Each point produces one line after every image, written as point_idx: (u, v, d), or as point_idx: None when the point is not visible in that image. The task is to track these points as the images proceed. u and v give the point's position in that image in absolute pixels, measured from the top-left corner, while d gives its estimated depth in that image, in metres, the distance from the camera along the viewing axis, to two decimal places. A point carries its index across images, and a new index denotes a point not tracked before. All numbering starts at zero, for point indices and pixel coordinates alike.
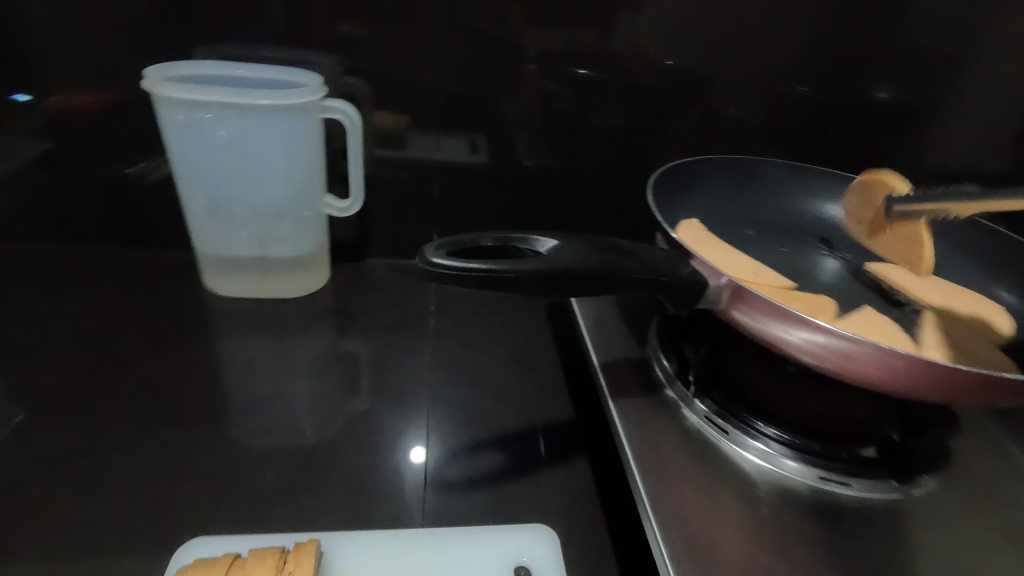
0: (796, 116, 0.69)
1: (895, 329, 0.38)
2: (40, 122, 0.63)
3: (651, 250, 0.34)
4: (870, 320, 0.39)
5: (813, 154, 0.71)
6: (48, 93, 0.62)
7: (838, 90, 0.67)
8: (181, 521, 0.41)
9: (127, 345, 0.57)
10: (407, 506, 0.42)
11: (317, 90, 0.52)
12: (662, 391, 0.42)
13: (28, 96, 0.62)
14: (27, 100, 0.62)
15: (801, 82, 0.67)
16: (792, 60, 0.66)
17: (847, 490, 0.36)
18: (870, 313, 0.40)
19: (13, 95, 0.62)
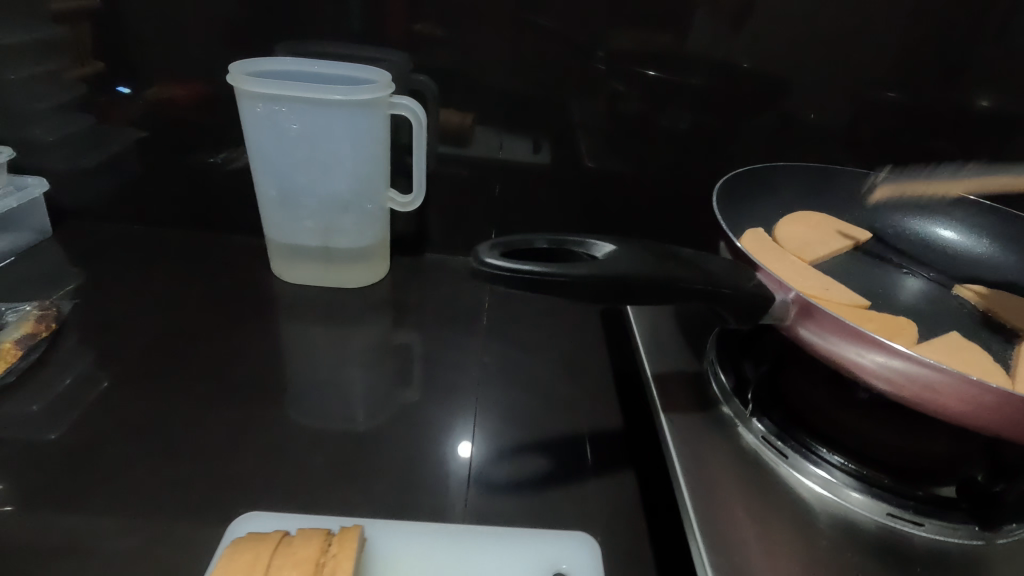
0: (882, 124, 0.65)
1: (984, 360, 0.35)
2: (139, 112, 0.68)
3: (711, 261, 0.33)
4: (955, 348, 0.36)
5: (897, 166, 0.67)
6: (147, 85, 0.67)
7: (928, 97, 0.62)
8: (235, 496, 0.42)
9: (197, 324, 0.60)
10: (449, 503, 0.42)
11: (385, 86, 0.53)
12: (717, 407, 0.40)
13: (129, 88, 0.67)
14: (129, 92, 0.67)
15: (885, 88, 0.63)
16: (882, 63, 0.61)
17: (920, 531, 0.33)
18: (956, 340, 0.36)
19: (115, 87, 0.67)
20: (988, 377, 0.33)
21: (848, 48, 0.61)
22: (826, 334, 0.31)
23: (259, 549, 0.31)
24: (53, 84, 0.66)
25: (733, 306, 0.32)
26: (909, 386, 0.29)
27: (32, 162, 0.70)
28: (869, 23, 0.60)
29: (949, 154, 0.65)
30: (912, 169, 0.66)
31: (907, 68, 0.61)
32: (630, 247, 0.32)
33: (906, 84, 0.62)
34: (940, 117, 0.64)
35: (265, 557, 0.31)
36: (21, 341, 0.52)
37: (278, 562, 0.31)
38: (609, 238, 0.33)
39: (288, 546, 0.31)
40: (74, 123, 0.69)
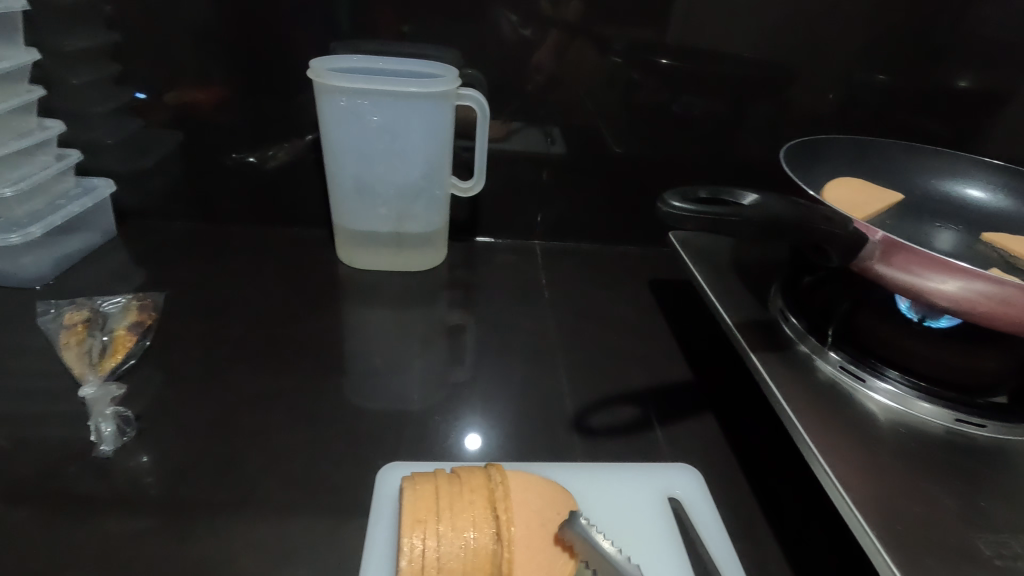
0: (887, 103, 0.72)
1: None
2: (165, 116, 0.70)
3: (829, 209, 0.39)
4: None
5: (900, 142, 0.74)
6: (165, 90, 0.69)
7: (925, 78, 0.70)
8: (366, 456, 0.46)
9: (275, 310, 0.63)
10: (559, 447, 0.46)
11: (456, 79, 0.58)
12: (795, 346, 0.46)
13: (145, 94, 0.69)
14: (144, 98, 0.69)
15: (890, 71, 0.70)
16: (886, 49, 0.69)
17: (983, 431, 0.39)
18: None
19: (135, 94, 0.69)
20: None
21: (857, 35, 0.68)
22: (911, 268, 0.36)
23: (434, 481, 0.35)
24: (113, 88, 0.68)
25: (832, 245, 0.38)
26: (986, 304, 0.35)
27: (89, 165, 0.72)
28: (876, 14, 0.67)
29: (945, 128, 0.73)
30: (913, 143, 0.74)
31: (907, 53, 0.69)
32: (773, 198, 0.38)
33: (907, 66, 0.70)
34: (936, 96, 0.71)
35: (442, 485, 0.35)
36: (135, 327, 0.54)
37: (456, 489, 0.35)
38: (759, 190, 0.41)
39: (459, 476, 0.35)
40: (132, 126, 0.70)
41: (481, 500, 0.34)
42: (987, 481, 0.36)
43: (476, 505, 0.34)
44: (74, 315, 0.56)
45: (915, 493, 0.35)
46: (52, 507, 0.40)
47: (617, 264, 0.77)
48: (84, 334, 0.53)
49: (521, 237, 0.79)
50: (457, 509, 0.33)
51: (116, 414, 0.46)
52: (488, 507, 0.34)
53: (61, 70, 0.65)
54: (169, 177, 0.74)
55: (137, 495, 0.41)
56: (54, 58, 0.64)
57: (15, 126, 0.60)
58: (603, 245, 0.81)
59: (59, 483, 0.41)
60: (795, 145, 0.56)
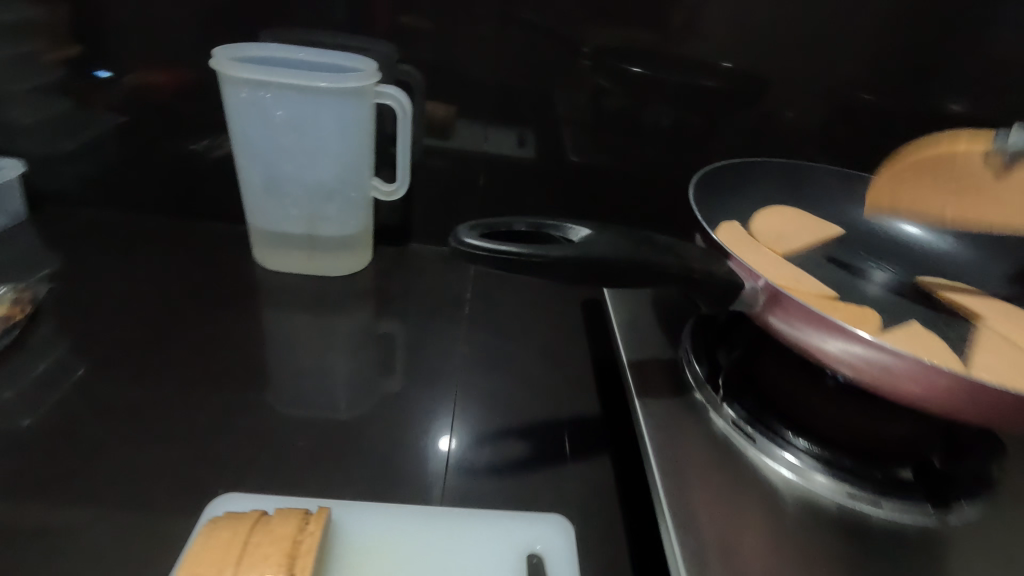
0: (856, 126, 0.67)
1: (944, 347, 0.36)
2: (123, 98, 0.67)
3: (687, 246, 0.34)
4: (917, 335, 0.36)
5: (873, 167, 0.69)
6: (128, 70, 0.66)
7: (902, 100, 0.65)
8: (216, 479, 0.42)
9: (178, 309, 0.60)
10: (429, 485, 0.42)
11: (370, 75, 0.53)
12: (692, 393, 0.42)
13: (110, 73, 0.66)
14: (108, 77, 0.66)
15: (862, 90, 0.64)
16: (858, 67, 0.63)
17: (879, 510, 0.34)
18: (915, 328, 0.37)
19: (95, 72, 0.66)
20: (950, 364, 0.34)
21: (828, 51, 0.63)
22: (795, 323, 0.32)
23: (236, 527, 0.31)
24: (33, 65, 0.65)
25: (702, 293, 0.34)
26: (869, 370, 0.31)
27: (13, 144, 0.69)
28: (849, 28, 0.62)
29: None
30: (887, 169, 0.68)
31: (882, 73, 0.64)
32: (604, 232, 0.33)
33: (881, 88, 0.64)
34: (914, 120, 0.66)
35: (246, 531, 0.31)
36: None
37: (255, 539, 0.31)
38: (587, 225, 0.35)
39: (266, 523, 0.32)
40: (55, 107, 0.68)
41: (280, 553, 0.30)
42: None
43: (270, 561, 0.30)
44: None
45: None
46: None
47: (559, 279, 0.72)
48: None
49: None
50: (247, 564, 0.30)
51: None
52: (284, 562, 0.30)
53: None
54: (96, 160, 0.72)
55: None
56: None
57: None
58: None
59: None
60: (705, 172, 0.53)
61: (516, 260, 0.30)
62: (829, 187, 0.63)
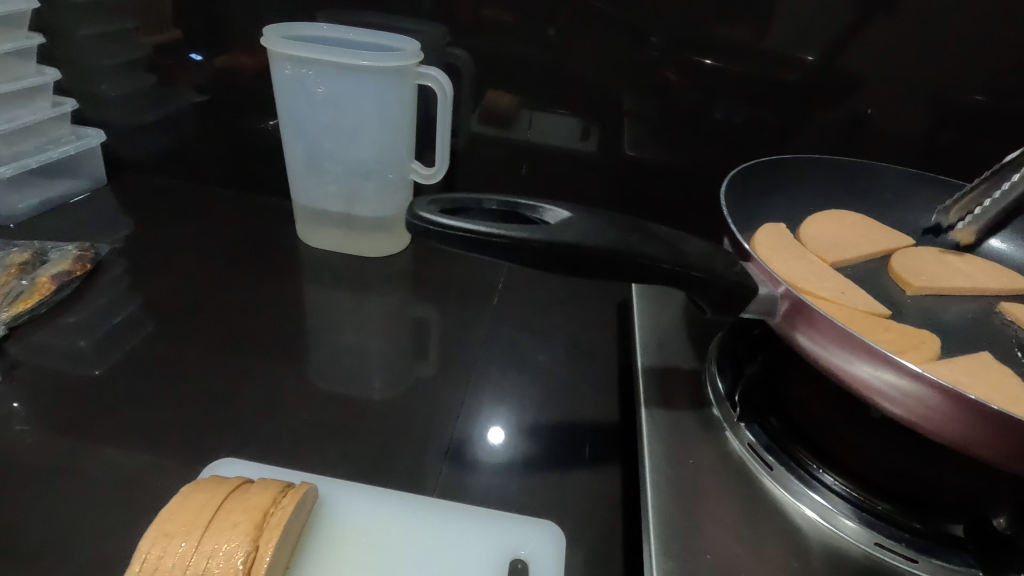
0: (953, 128, 0.58)
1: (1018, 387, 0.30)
2: (205, 77, 0.71)
3: (687, 241, 0.30)
4: (980, 368, 0.31)
5: (970, 174, 0.60)
6: (219, 53, 0.70)
7: (1012, 99, 0.56)
8: (223, 443, 0.43)
9: (221, 278, 0.62)
10: (424, 474, 0.41)
11: (409, 54, 0.53)
12: (708, 408, 0.38)
13: (200, 55, 0.70)
14: (200, 60, 0.70)
15: (962, 85, 0.56)
16: (961, 60, 0.55)
17: (914, 569, 0.29)
18: (982, 359, 0.31)
19: (189, 55, 0.70)
20: (1016, 406, 0.28)
21: (925, 39, 0.55)
22: (818, 341, 0.28)
23: (213, 492, 0.31)
24: (118, 43, 0.70)
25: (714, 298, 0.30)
26: (904, 402, 0.26)
27: (99, 115, 0.75)
28: (952, 13, 0.54)
29: None
30: (988, 177, 0.60)
31: (989, 67, 0.55)
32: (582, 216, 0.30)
33: (986, 84, 0.56)
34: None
35: (222, 498, 0.31)
36: (58, 275, 0.56)
37: (228, 505, 0.31)
38: (564, 205, 0.32)
39: (241, 492, 0.31)
40: (135, 82, 0.72)
41: (248, 524, 0.30)
42: None
43: (238, 529, 0.30)
44: (17, 256, 0.56)
45: None
46: None
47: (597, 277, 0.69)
48: (9, 277, 0.54)
49: None
50: (214, 530, 0.30)
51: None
52: (251, 531, 0.30)
53: (72, 21, 0.68)
54: (169, 134, 0.76)
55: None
56: (67, 10, 0.67)
57: (10, 71, 0.63)
58: None
59: None
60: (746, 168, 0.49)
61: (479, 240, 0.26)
62: (911, 195, 0.56)
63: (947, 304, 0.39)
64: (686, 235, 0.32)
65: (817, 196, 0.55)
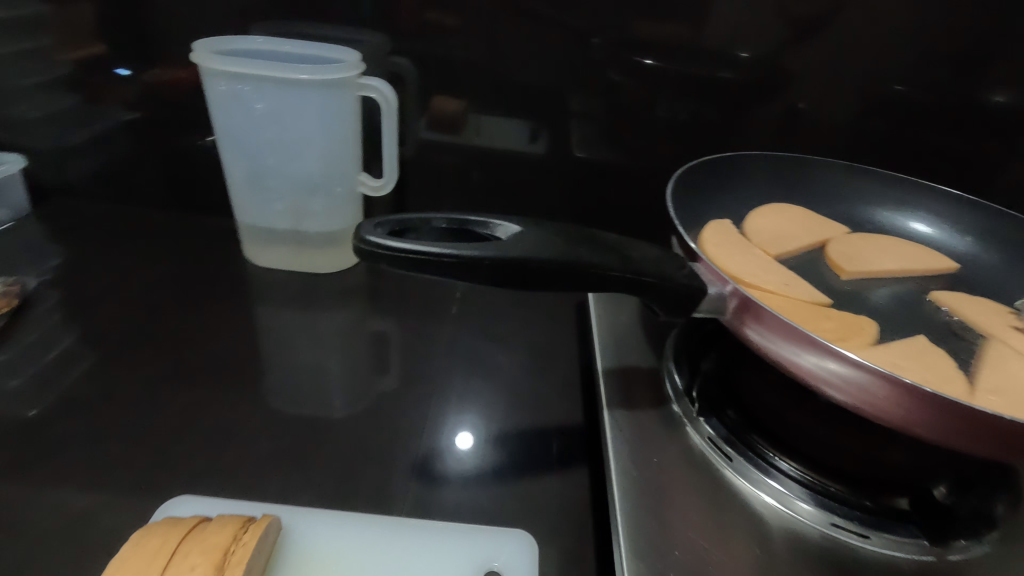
0: (881, 118, 0.62)
1: (948, 365, 0.32)
2: (137, 94, 0.68)
3: (637, 247, 0.31)
4: (915, 351, 0.33)
5: (896, 162, 0.64)
6: (147, 67, 0.66)
7: (929, 90, 0.60)
8: (173, 478, 0.41)
9: (165, 305, 0.60)
10: (392, 492, 0.41)
11: (350, 66, 0.52)
12: (669, 405, 0.39)
13: (128, 70, 0.67)
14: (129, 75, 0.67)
15: (883, 78, 0.60)
16: (882, 55, 0.59)
17: (867, 544, 0.31)
18: (917, 343, 0.33)
19: (115, 70, 0.67)
20: (948, 385, 0.30)
21: (848, 36, 0.58)
22: (766, 335, 0.29)
23: (168, 534, 0.30)
24: (36, 61, 0.66)
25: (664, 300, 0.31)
26: (848, 388, 0.27)
27: (19, 138, 0.70)
28: (870, 11, 0.57)
29: (951, 149, 0.62)
30: (912, 164, 0.63)
31: (908, 60, 0.59)
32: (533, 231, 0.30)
33: (908, 76, 0.59)
34: (945, 112, 0.61)
35: (178, 540, 0.30)
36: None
37: (184, 546, 0.29)
38: (515, 219, 0.32)
39: (200, 531, 0.30)
40: (59, 103, 0.69)
41: (208, 563, 0.29)
42: None
43: (197, 571, 0.29)
44: None
45: None
46: None
47: None
48: None
49: None
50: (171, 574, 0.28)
51: None
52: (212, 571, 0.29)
53: None
54: (99, 155, 0.72)
55: None
56: None
57: None
58: None
59: None
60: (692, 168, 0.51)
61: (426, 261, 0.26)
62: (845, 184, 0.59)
63: (886, 286, 0.41)
64: (636, 240, 0.33)
65: (759, 190, 0.58)
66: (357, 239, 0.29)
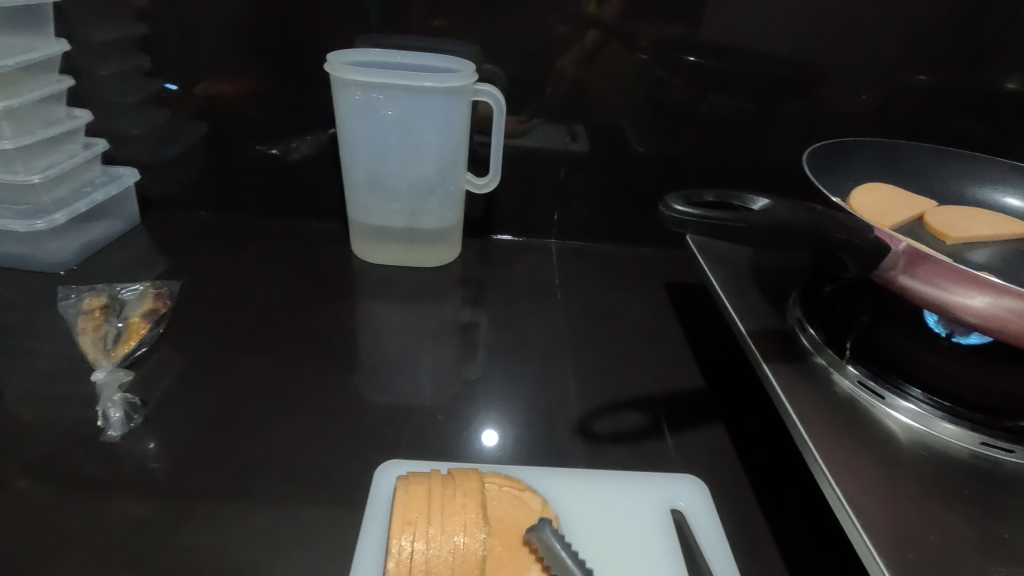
0: (922, 105, 0.69)
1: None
2: (192, 108, 0.71)
3: (834, 215, 0.37)
4: None
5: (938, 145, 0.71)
6: (193, 83, 0.70)
7: (965, 79, 0.67)
8: (364, 450, 0.46)
9: (287, 303, 0.64)
10: (562, 452, 0.46)
11: (472, 74, 0.57)
12: (811, 358, 0.44)
13: (176, 85, 0.70)
14: (176, 89, 0.70)
15: (926, 71, 0.67)
16: (923, 49, 0.66)
17: (1009, 456, 0.37)
18: None
19: (166, 85, 0.70)
20: None
21: (894, 35, 0.66)
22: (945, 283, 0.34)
23: (430, 482, 0.35)
24: (140, 79, 0.69)
25: (848, 256, 0.37)
26: (1018, 321, 0.33)
27: (118, 153, 0.73)
28: (915, 12, 0.64)
29: (986, 131, 0.70)
30: (953, 146, 0.71)
31: (946, 53, 0.66)
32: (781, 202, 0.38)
33: (945, 67, 0.67)
34: (975, 98, 0.68)
35: (435, 487, 0.34)
36: (149, 314, 0.56)
37: (448, 491, 0.34)
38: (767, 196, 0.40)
39: (454, 478, 0.35)
40: (159, 118, 0.72)
41: (475, 504, 0.34)
42: (1011, 509, 0.34)
43: (469, 509, 0.33)
44: (93, 300, 0.57)
45: (932, 520, 0.34)
46: (66, 488, 0.41)
47: (632, 265, 0.75)
48: (101, 320, 0.54)
49: (537, 236, 0.78)
50: (448, 513, 0.33)
51: (124, 399, 0.47)
52: (479, 512, 0.33)
53: (91, 60, 0.67)
54: (193, 167, 0.76)
55: (144, 480, 0.42)
56: (86, 49, 0.66)
57: (43, 116, 0.62)
58: (622, 242, 0.79)
59: (71, 465, 0.42)
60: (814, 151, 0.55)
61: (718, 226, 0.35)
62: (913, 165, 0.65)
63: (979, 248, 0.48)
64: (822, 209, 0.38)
65: None
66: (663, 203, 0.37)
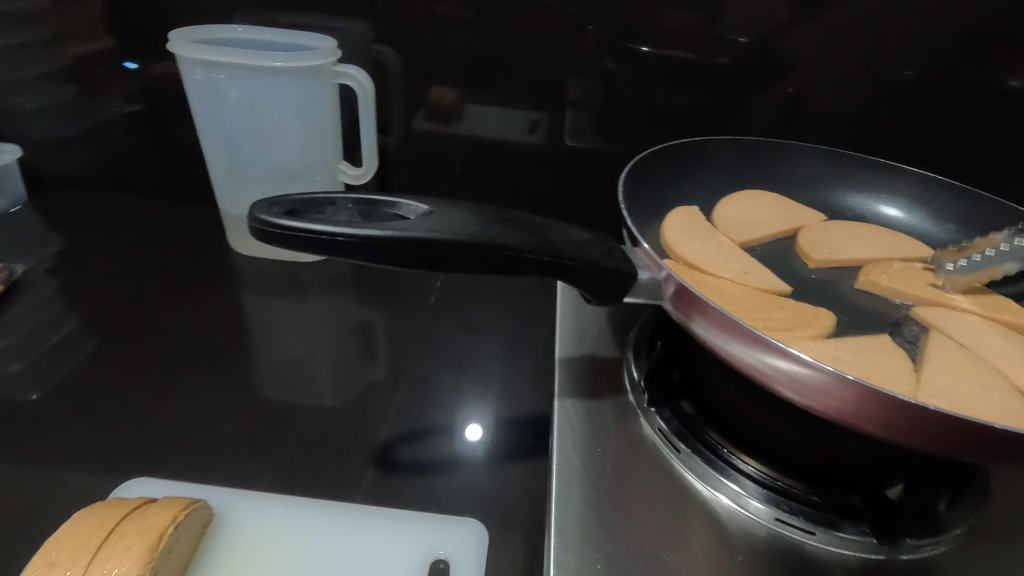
0: (889, 104, 0.56)
1: (896, 363, 0.34)
2: (135, 86, 0.68)
3: (568, 230, 0.33)
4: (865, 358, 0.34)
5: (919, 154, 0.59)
6: (155, 60, 0.66)
7: (954, 77, 0.54)
8: (134, 457, 0.42)
9: (144, 291, 0.61)
10: (345, 479, 0.41)
11: (320, 54, 0.51)
12: (624, 396, 0.39)
13: (135, 63, 0.66)
14: (136, 68, 0.67)
15: (904, 64, 0.55)
16: (900, 37, 0.54)
17: (810, 538, 0.31)
18: (870, 343, 0.35)
19: (124, 63, 0.66)
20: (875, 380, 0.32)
21: (863, 17, 0.53)
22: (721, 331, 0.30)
23: (111, 512, 0.32)
24: (28, 53, 0.66)
25: (598, 278, 0.32)
26: (794, 380, 0.28)
27: (18, 127, 0.72)
28: None
29: (976, 141, 0.57)
30: (934, 156, 0.58)
31: (923, 43, 0.53)
32: (448, 208, 0.31)
33: (921, 61, 0.54)
34: (961, 100, 0.55)
35: (112, 524, 0.31)
36: None
37: (123, 527, 0.31)
38: (424, 200, 0.32)
39: (139, 514, 0.31)
40: (52, 93, 0.69)
41: (143, 546, 0.30)
42: None
43: (131, 551, 0.30)
44: None
45: None
46: None
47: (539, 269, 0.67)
48: None
49: None
50: (99, 560, 0.29)
51: None
52: (142, 555, 0.30)
53: None
54: (92, 145, 0.73)
55: None
56: None
57: None
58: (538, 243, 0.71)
59: None
60: (658, 152, 0.53)
61: (334, 243, 0.28)
62: (823, 171, 0.58)
63: (844, 274, 0.47)
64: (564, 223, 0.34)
65: (726, 180, 0.58)
66: (255, 220, 0.28)
